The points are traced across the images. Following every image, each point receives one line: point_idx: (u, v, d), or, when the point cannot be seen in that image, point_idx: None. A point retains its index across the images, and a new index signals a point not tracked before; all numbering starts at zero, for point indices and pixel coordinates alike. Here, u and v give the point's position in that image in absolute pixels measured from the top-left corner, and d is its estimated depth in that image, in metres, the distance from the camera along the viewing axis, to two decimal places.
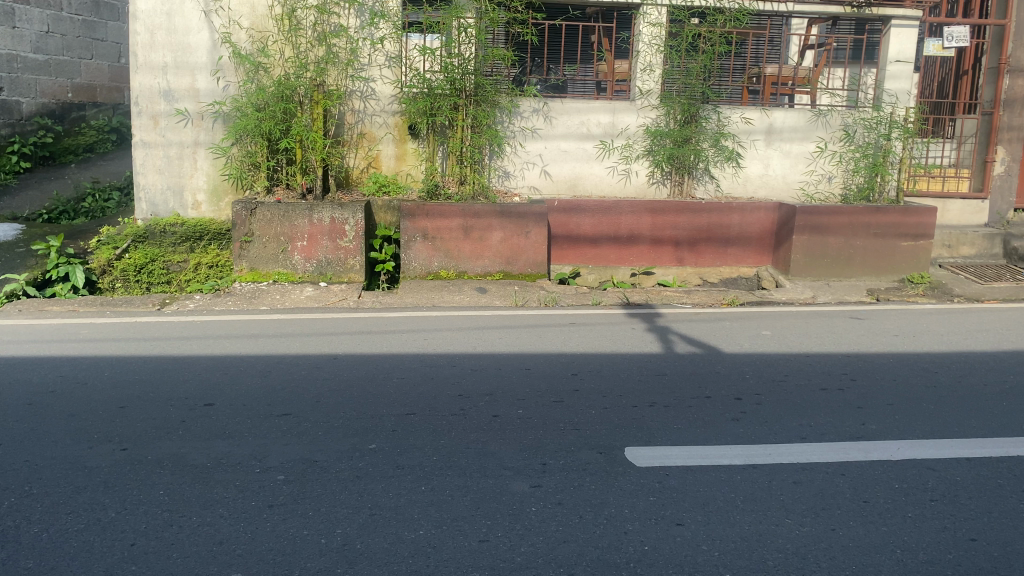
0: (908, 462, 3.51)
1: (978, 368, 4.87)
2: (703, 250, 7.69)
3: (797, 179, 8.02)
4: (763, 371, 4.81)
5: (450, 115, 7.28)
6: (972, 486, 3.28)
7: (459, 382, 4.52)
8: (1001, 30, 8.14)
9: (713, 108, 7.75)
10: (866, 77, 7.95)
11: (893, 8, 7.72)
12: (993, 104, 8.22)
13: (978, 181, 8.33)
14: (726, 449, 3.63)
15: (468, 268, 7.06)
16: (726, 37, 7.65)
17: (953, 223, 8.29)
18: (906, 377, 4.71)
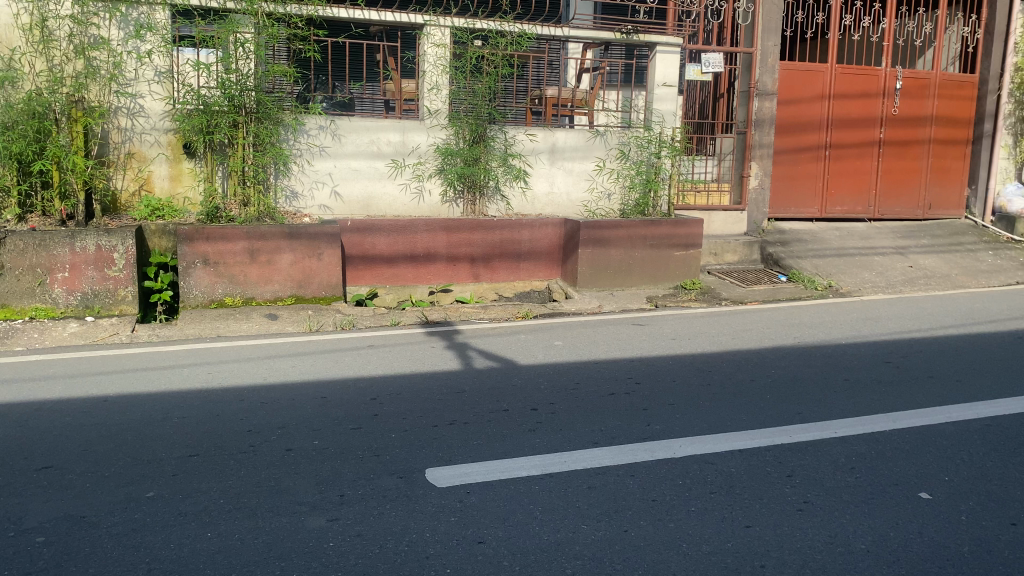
0: (690, 458, 3.74)
1: (746, 365, 5.31)
2: (497, 266, 7.83)
3: (580, 196, 8.41)
4: (557, 381, 4.95)
5: (229, 133, 6.92)
6: (745, 476, 3.55)
7: (250, 417, 4.27)
8: (750, 58, 9.01)
9: (499, 127, 7.95)
10: (636, 100, 8.50)
11: (658, 36, 8.34)
12: (746, 124, 9.05)
13: (736, 195, 9.20)
14: (524, 462, 3.69)
15: (256, 293, 6.72)
16: (508, 59, 7.89)
17: (718, 233, 9.05)
18: (685, 377, 5.04)
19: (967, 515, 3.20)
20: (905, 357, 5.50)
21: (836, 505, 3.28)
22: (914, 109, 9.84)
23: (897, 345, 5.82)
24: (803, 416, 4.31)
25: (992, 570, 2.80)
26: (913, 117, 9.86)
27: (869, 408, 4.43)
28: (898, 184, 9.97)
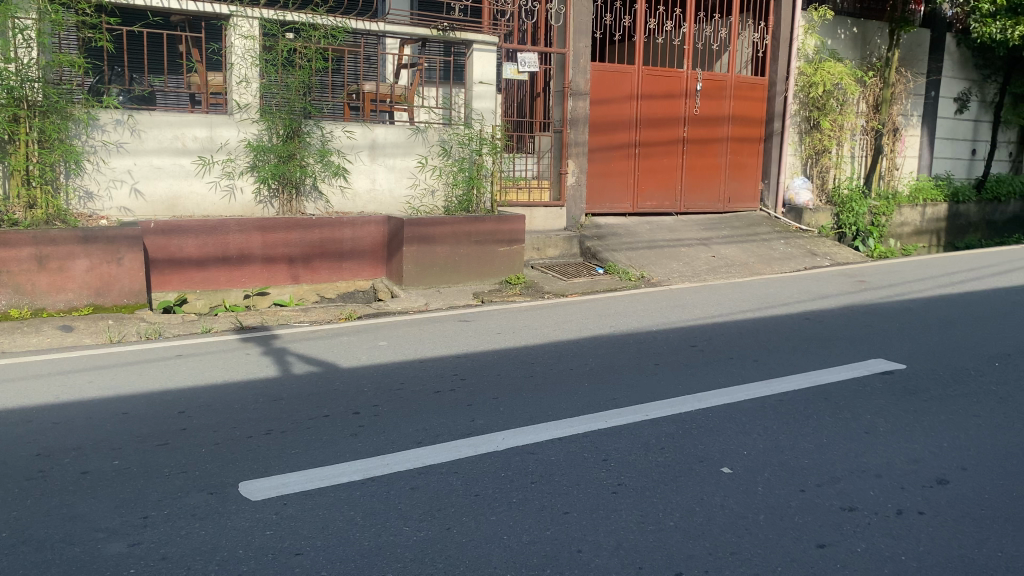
0: (511, 450, 3.79)
1: (566, 356, 5.47)
2: (317, 266, 7.60)
3: (403, 193, 8.32)
4: (381, 382, 4.87)
5: (8, 128, 6.28)
6: (564, 464, 3.65)
7: (40, 439, 3.89)
8: (563, 58, 9.24)
9: (315, 123, 7.71)
10: (456, 97, 8.50)
11: (474, 33, 8.39)
12: (562, 123, 9.34)
13: (555, 192, 9.43)
14: (344, 467, 3.59)
15: (46, 303, 6.16)
16: (322, 53, 7.67)
17: (539, 229, 9.26)
18: (508, 371, 5.12)
19: (763, 485, 3.45)
20: (709, 340, 5.88)
21: (647, 485, 3.43)
22: (714, 109, 10.54)
23: (702, 330, 6.21)
24: (618, 402, 4.49)
25: (784, 535, 3.03)
26: (712, 117, 10.55)
27: (678, 391, 4.69)
28: (701, 179, 10.65)
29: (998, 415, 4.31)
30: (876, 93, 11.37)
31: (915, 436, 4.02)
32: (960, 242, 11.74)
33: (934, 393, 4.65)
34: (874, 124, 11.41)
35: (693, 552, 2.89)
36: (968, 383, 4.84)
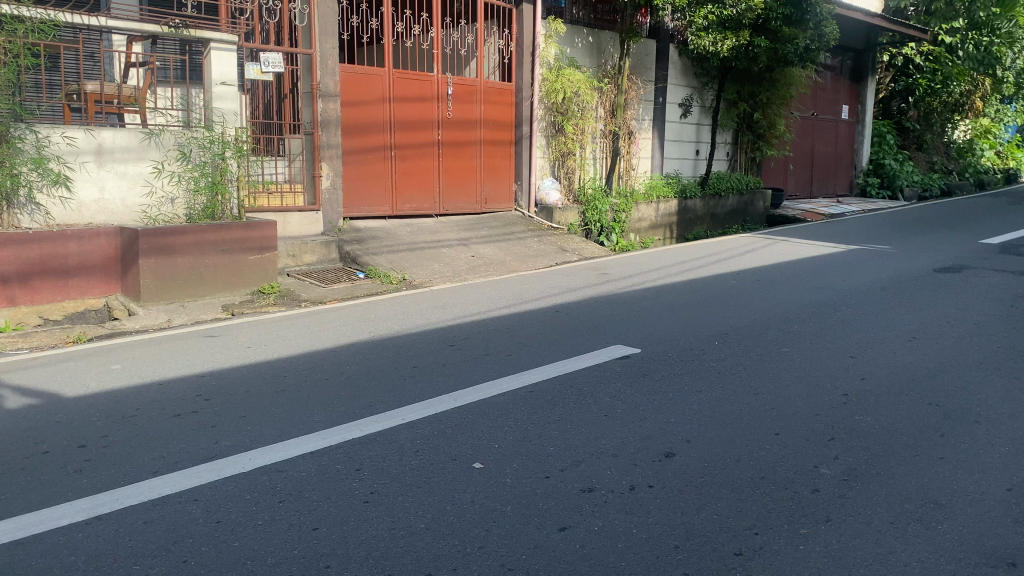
0: (258, 470, 3.63)
1: (320, 365, 5.34)
2: (38, 286, 6.81)
3: (137, 202, 7.67)
4: (113, 409, 4.46)
5: None
6: (315, 478, 3.55)
7: None
8: (309, 58, 9.03)
9: (28, 127, 6.92)
10: (194, 98, 8.05)
11: (210, 31, 7.92)
12: (312, 125, 9.09)
13: (310, 196, 9.18)
14: (65, 508, 3.25)
15: None
16: (32, 49, 6.90)
17: (294, 234, 8.97)
18: (257, 386, 4.90)
19: (511, 477, 3.58)
20: (465, 339, 6.01)
21: (399, 490, 3.43)
22: (465, 113, 10.78)
23: (458, 329, 6.33)
24: (373, 408, 4.46)
25: (529, 522, 3.16)
26: (464, 120, 10.79)
27: (432, 391, 4.74)
28: (457, 181, 10.84)
29: (717, 389, 4.79)
30: (612, 100, 12.16)
31: (647, 414, 4.37)
32: (689, 234, 12.92)
33: (665, 374, 5.09)
34: (612, 127, 12.19)
35: (442, 552, 2.93)
36: (693, 361, 5.34)
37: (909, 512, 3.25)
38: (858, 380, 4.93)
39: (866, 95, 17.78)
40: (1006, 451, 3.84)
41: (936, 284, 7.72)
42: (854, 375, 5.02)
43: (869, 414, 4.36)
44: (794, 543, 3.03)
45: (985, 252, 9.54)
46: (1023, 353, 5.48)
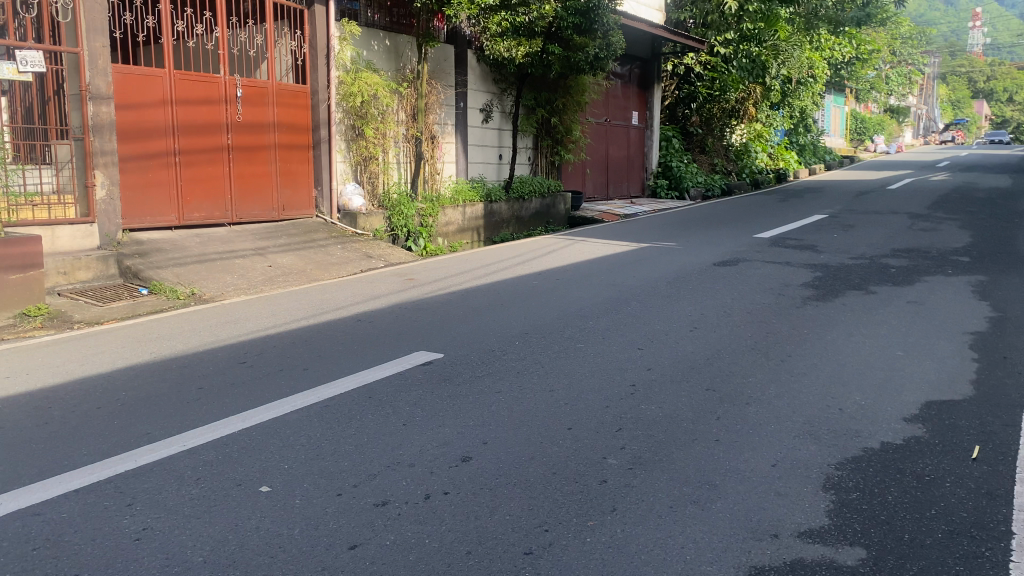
0: (11, 516, 3.24)
1: (92, 393, 4.88)
2: None
3: None
4: None
5: None
6: (78, 518, 3.22)
7: None
8: (76, 57, 8.30)
9: None
10: None
11: None
12: (83, 130, 8.37)
13: (83, 207, 8.44)
14: None
15: None
16: None
17: (65, 250, 8.20)
18: (15, 421, 4.40)
19: (301, 497, 3.42)
20: (259, 355, 5.72)
21: (176, 523, 3.18)
22: (256, 116, 10.35)
23: (252, 345, 6.02)
24: (151, 436, 4.13)
25: (317, 544, 3.03)
26: (256, 124, 10.37)
27: (218, 413, 4.47)
28: (251, 187, 10.38)
29: (514, 389, 4.86)
30: (412, 104, 12.10)
31: (445, 420, 4.35)
32: (496, 237, 13.02)
33: (465, 377, 5.10)
34: (413, 131, 12.12)
35: None
36: (492, 363, 5.39)
37: (687, 495, 3.43)
38: (646, 370, 5.19)
39: (653, 103, 18.88)
40: (772, 429, 4.16)
41: (716, 277, 8.31)
42: (642, 367, 5.28)
43: (654, 403, 4.59)
44: (581, 536, 3.10)
45: (758, 245, 10.40)
46: (788, 336, 6.00)
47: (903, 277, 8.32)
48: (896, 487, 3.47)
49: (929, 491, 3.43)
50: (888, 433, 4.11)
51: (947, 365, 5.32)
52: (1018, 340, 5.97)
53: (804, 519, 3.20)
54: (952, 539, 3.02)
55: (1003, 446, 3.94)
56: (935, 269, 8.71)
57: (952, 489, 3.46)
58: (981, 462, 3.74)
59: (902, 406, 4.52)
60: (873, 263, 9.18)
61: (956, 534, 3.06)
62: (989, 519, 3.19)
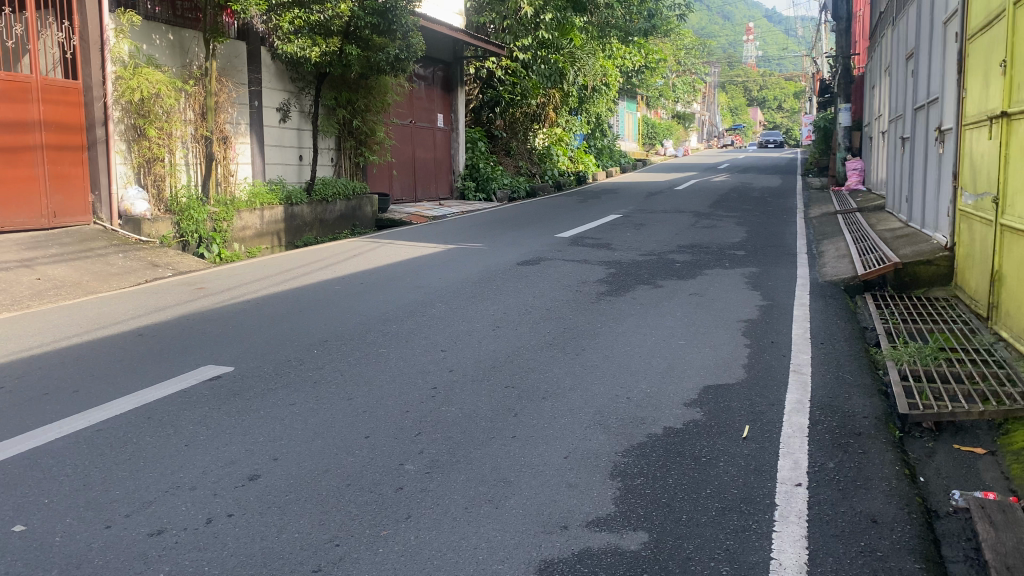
0: None
1: None
2: None
3: None
4: None
5: None
6: None
7: None
8: None
9: None
10: None
11: None
12: None
13: None
14: None
15: None
16: None
17: None
18: None
19: (62, 534, 3.09)
20: (19, 379, 5.13)
21: None
22: (17, 113, 9.29)
23: (12, 367, 5.40)
24: None
25: None
26: (18, 122, 9.32)
27: None
28: (14, 192, 9.36)
29: (310, 399, 4.68)
30: (200, 101, 11.43)
31: (233, 437, 4.11)
32: (298, 241, 12.50)
33: (257, 390, 4.84)
34: (203, 131, 11.45)
35: None
36: (288, 374, 5.17)
37: (482, 494, 3.44)
38: (446, 372, 5.18)
39: (457, 105, 18.99)
40: (565, 422, 4.28)
41: (518, 276, 8.49)
42: (442, 369, 5.26)
43: (453, 404, 4.58)
44: (373, 547, 3.02)
45: (558, 244, 10.75)
46: (584, 331, 6.22)
47: (688, 271, 8.90)
48: (676, 469, 3.67)
49: (705, 471, 3.66)
50: (670, 418, 4.34)
51: (724, 351, 5.74)
52: (783, 325, 6.56)
53: (592, 508, 3.31)
54: (724, 515, 3.23)
55: (769, 424, 4.29)
56: (715, 264, 9.39)
57: (724, 467, 3.71)
58: (749, 440, 4.05)
59: (684, 392, 4.80)
60: (662, 258, 9.76)
61: (727, 510, 3.28)
62: (756, 494, 3.44)
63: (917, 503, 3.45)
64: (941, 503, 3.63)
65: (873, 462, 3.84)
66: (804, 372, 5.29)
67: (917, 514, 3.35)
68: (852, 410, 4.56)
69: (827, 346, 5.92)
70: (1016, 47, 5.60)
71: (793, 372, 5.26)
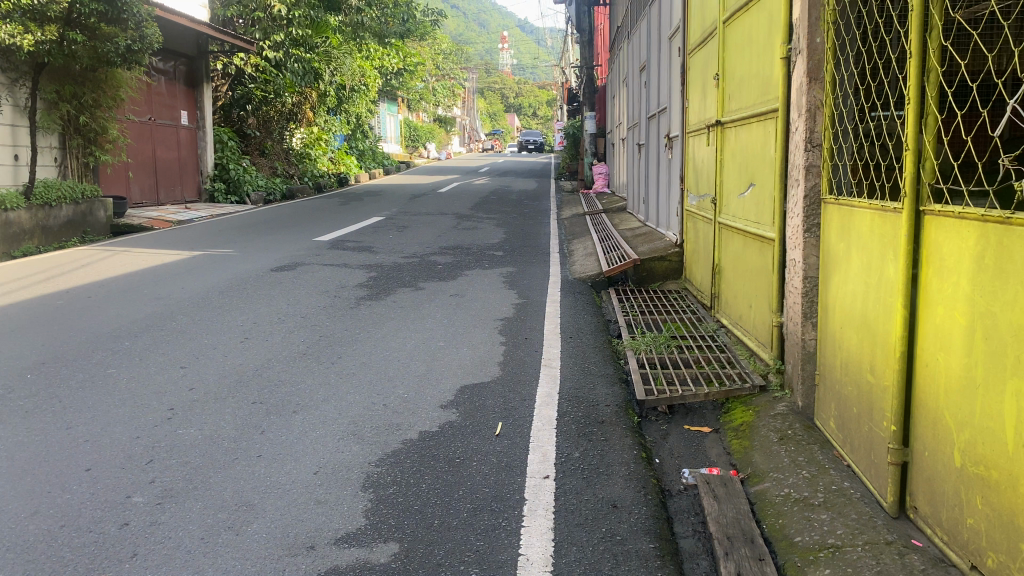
0: None
1: None
2: None
3: None
4: None
5: None
6: None
7: None
8: None
9: None
10: None
11: None
12: None
13: None
14: None
15: None
16: None
17: None
18: None
19: None
20: None
21: None
22: None
23: None
24: None
25: None
26: None
27: None
28: None
29: (20, 432, 4.11)
30: None
31: None
32: (16, 251, 11.05)
33: None
34: None
35: None
36: None
37: (220, 521, 3.18)
38: (186, 391, 4.77)
39: (203, 103, 17.83)
40: (317, 435, 4.10)
41: (271, 283, 8.10)
42: (182, 387, 4.85)
43: (193, 425, 4.23)
44: None
45: (316, 248, 10.41)
46: (340, 338, 6.04)
47: (447, 273, 8.97)
48: (428, 474, 3.64)
49: (457, 473, 3.66)
50: (425, 422, 4.31)
51: (480, 351, 5.82)
52: (536, 322, 6.80)
53: (341, 524, 3.18)
54: (475, 516, 3.24)
55: (520, 419, 4.39)
56: (474, 264, 9.55)
57: (476, 467, 3.73)
58: (501, 437, 4.11)
59: (439, 394, 4.79)
60: (422, 260, 9.77)
61: (478, 511, 3.29)
62: (506, 490, 3.50)
63: (652, 485, 3.68)
64: (674, 482, 3.90)
65: (615, 449, 4.05)
66: (553, 366, 5.49)
67: (652, 495, 3.56)
68: (596, 400, 4.80)
69: (575, 341, 6.20)
70: (726, 63, 6.20)
71: (544, 367, 5.45)
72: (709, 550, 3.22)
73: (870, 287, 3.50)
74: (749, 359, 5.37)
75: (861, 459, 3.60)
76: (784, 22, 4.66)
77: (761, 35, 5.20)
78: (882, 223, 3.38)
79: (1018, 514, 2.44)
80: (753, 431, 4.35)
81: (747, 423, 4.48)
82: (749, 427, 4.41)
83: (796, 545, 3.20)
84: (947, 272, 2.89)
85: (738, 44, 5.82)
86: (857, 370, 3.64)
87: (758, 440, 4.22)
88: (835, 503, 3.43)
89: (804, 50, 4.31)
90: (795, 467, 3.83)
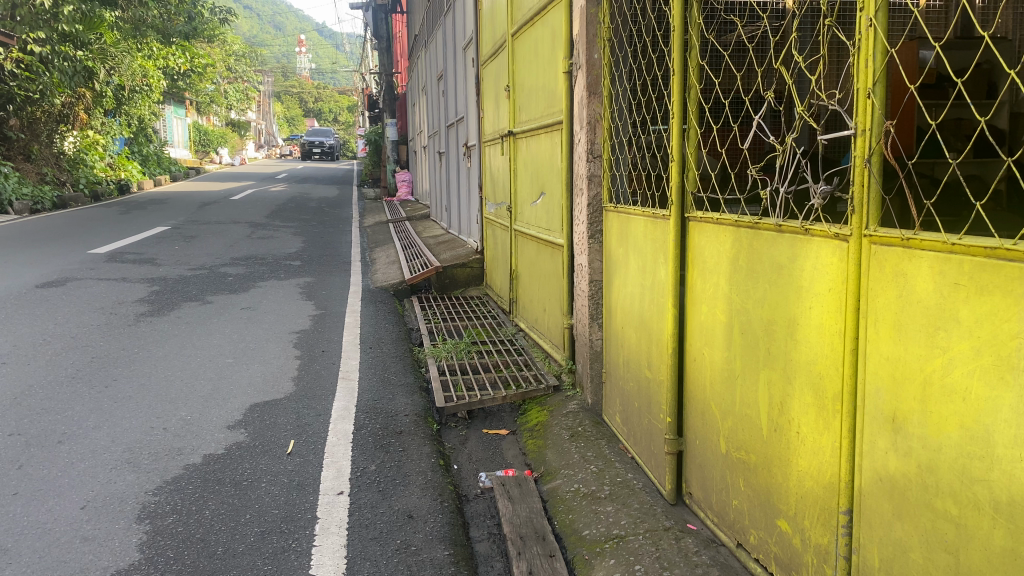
0: None
1: None
2: None
3: None
4: None
5: None
6: None
7: None
8: None
9: None
10: None
11: None
12: None
13: None
14: None
15: None
16: None
17: None
18: None
19: None
20: None
21: None
22: None
23: None
24: None
25: None
26: None
27: None
28: None
29: None
30: None
31: None
32: None
33: None
34: None
35: None
36: None
37: None
38: None
39: None
40: (84, 466, 3.75)
41: (35, 301, 7.33)
42: None
43: None
44: None
45: (90, 261, 9.58)
46: (115, 359, 5.58)
47: (238, 285, 8.57)
48: (212, 500, 3.44)
49: (244, 496, 3.49)
50: (210, 445, 4.07)
51: (272, 365, 5.60)
52: (333, 333, 6.65)
53: (111, 561, 2.92)
54: (263, 539, 3.10)
55: (314, 435, 4.26)
56: (268, 275, 9.19)
57: (265, 488, 3.58)
58: (294, 455, 3.97)
59: (227, 413, 4.56)
60: (211, 272, 9.26)
61: (266, 534, 3.15)
62: (297, 510, 3.37)
63: (448, 492, 3.69)
64: (471, 487, 3.94)
65: (412, 459, 4.03)
66: (351, 378, 5.39)
67: (448, 502, 3.57)
68: (394, 410, 4.75)
69: (373, 351, 6.12)
70: (516, 75, 6.38)
71: (342, 379, 5.32)
72: (503, 551, 3.28)
73: (645, 289, 3.72)
74: (543, 361, 5.55)
75: (643, 451, 3.82)
76: (565, 37, 4.86)
77: (546, 49, 5.40)
78: (654, 228, 3.61)
79: (772, 492, 2.68)
80: (546, 430, 4.50)
81: (541, 423, 4.62)
82: (543, 427, 4.56)
83: (584, 539, 3.33)
84: (709, 273, 3.13)
85: (525, 57, 6.00)
86: (637, 367, 3.86)
87: (550, 439, 4.37)
88: (619, 495, 3.61)
89: (584, 65, 4.50)
90: (584, 462, 3.99)
